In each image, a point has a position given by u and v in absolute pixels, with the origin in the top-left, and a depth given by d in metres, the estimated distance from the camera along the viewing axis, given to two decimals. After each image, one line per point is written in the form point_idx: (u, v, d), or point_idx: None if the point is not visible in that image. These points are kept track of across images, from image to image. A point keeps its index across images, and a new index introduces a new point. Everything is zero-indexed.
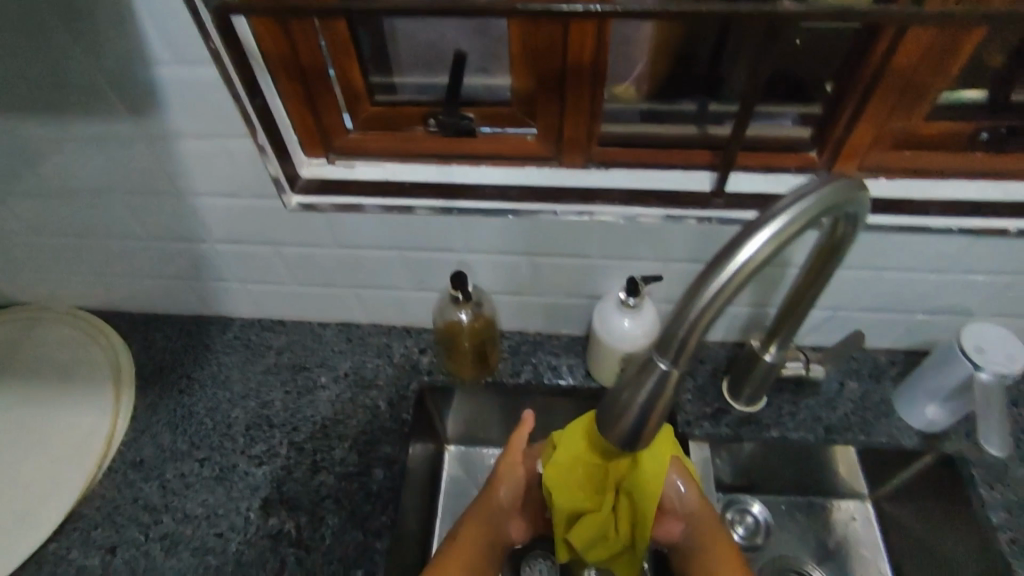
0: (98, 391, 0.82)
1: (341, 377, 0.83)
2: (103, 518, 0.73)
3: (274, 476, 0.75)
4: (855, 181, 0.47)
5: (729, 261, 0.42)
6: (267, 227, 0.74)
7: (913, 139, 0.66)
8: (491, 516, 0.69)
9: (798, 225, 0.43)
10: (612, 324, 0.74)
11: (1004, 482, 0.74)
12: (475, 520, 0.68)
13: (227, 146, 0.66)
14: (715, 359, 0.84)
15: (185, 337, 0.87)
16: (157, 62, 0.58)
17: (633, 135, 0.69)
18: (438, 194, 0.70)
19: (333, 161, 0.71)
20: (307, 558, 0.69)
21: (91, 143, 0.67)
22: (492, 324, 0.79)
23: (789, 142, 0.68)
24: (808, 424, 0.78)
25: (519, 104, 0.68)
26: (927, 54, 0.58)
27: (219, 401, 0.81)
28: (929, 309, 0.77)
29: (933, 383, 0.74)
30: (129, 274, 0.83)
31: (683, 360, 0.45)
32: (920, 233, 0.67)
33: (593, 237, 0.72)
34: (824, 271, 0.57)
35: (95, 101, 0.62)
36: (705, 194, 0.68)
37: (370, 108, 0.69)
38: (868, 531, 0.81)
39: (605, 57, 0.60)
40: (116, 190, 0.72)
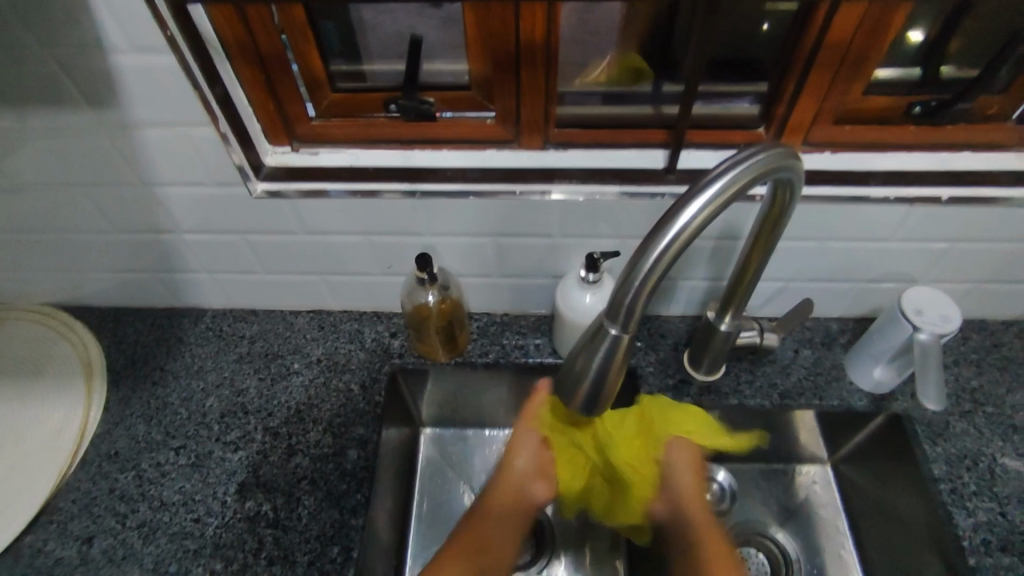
0: (69, 385, 0.82)
1: (313, 362, 0.84)
2: (79, 510, 0.74)
3: (250, 461, 0.76)
4: (787, 149, 0.51)
5: (669, 228, 0.46)
6: (235, 216, 0.75)
7: (852, 113, 0.70)
8: (509, 489, 0.73)
9: (731, 191, 0.47)
10: (574, 301, 0.76)
11: (945, 437, 0.78)
12: (493, 496, 0.73)
13: (189, 135, 0.67)
14: (676, 333, 0.87)
15: (156, 330, 0.88)
16: (116, 52, 0.59)
17: (589, 117, 0.72)
18: (401, 177, 0.72)
19: (297, 148, 0.73)
20: (285, 538, 0.70)
21: (53, 137, 0.67)
22: (459, 306, 0.81)
23: (737, 119, 0.71)
24: (764, 390, 0.81)
25: (478, 88, 0.70)
26: (859, 30, 0.61)
27: (193, 390, 0.82)
28: (874, 275, 0.81)
29: (878, 346, 0.78)
30: (97, 268, 0.84)
31: (633, 326, 0.49)
32: (860, 204, 0.71)
33: (553, 217, 0.74)
34: (769, 239, 0.60)
35: (55, 93, 0.63)
36: (657, 170, 0.71)
37: (331, 95, 0.70)
38: (827, 492, 0.85)
39: (556, 38, 0.63)
40: (79, 184, 0.72)
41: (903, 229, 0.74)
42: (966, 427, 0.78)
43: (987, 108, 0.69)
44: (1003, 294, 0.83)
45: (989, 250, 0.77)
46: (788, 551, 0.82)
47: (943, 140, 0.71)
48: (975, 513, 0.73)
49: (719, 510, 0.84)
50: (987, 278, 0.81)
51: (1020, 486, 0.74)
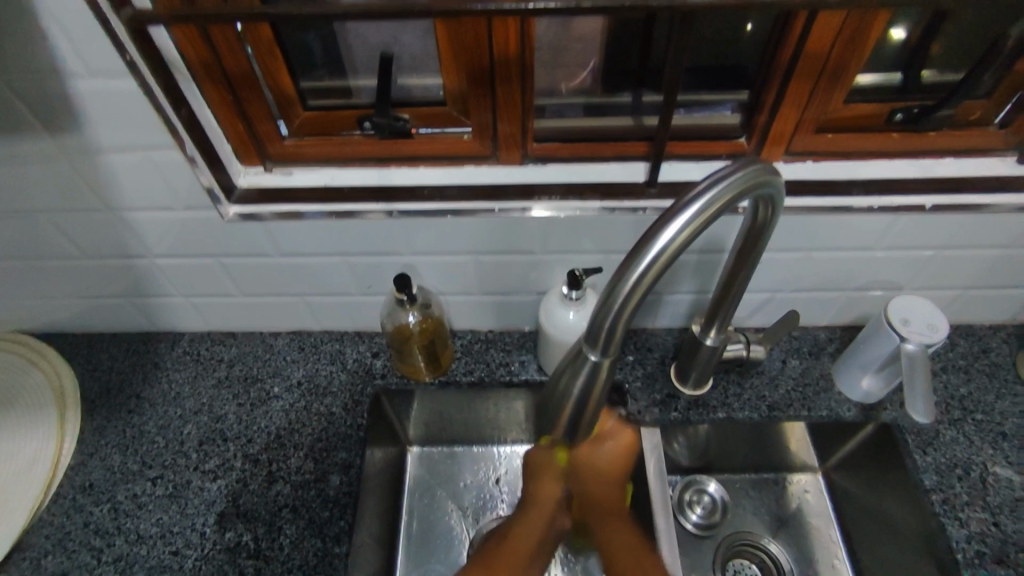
0: (41, 416, 0.80)
1: (294, 385, 0.82)
2: (52, 546, 0.71)
3: (229, 489, 0.74)
4: (767, 166, 0.50)
5: (649, 249, 0.45)
6: (208, 239, 0.73)
7: (834, 122, 0.69)
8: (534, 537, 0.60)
9: (712, 209, 0.46)
10: (558, 318, 0.75)
11: (935, 446, 0.77)
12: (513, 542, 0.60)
13: (157, 159, 0.65)
14: (664, 346, 0.86)
15: (132, 355, 0.86)
16: (77, 77, 0.58)
17: (569, 131, 0.71)
18: (377, 197, 0.70)
19: (270, 169, 0.71)
20: (266, 569, 0.69)
21: (16, 162, 0.65)
22: (443, 325, 0.81)
23: (719, 130, 0.70)
24: (752, 403, 0.80)
25: (454, 105, 0.68)
26: (839, 38, 0.60)
27: (171, 418, 0.80)
28: (860, 284, 0.81)
29: (866, 356, 0.77)
30: (65, 293, 0.81)
31: (613, 350, 0.48)
32: (844, 214, 0.70)
33: (534, 233, 0.73)
34: (751, 254, 0.60)
35: (12, 118, 0.61)
36: (638, 184, 0.70)
37: (303, 113, 0.68)
38: (819, 501, 0.84)
39: (530, 50, 0.62)
40: (40, 209, 0.70)
41: (888, 237, 0.74)
42: (955, 435, 0.78)
43: (972, 113, 0.68)
44: (990, 299, 0.83)
45: (974, 256, 0.76)
46: (782, 563, 0.81)
47: (926, 147, 0.70)
48: (967, 524, 0.72)
49: (711, 522, 0.83)
50: (972, 285, 0.81)
51: (1011, 495, 0.74)
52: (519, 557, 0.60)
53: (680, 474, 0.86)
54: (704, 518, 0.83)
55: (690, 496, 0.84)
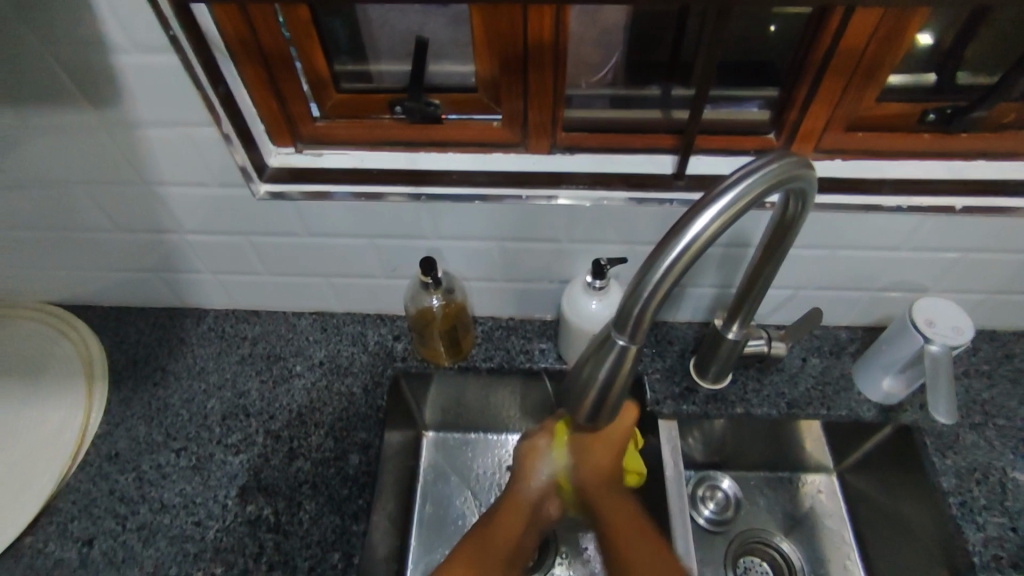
0: (70, 385, 0.82)
1: (316, 365, 0.83)
2: (78, 512, 0.73)
3: (251, 463, 0.75)
4: (801, 158, 0.50)
5: (681, 239, 0.46)
6: (237, 217, 0.74)
7: (864, 121, 0.69)
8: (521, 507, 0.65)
9: (745, 200, 0.47)
10: (581, 308, 0.75)
11: (955, 449, 0.77)
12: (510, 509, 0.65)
13: (191, 135, 0.66)
14: (684, 339, 0.86)
15: (158, 330, 0.87)
16: (118, 51, 0.59)
17: (598, 121, 0.71)
18: (406, 181, 0.71)
19: (301, 149, 0.73)
20: (286, 543, 0.69)
21: (51, 133, 0.66)
22: (465, 309, 0.80)
23: (747, 125, 0.70)
24: (771, 400, 0.80)
25: (485, 91, 0.69)
26: (875, 36, 0.60)
27: (195, 392, 0.81)
28: (885, 285, 0.80)
29: (888, 355, 0.77)
30: (95, 267, 0.83)
31: (641, 337, 0.49)
32: (873, 212, 0.70)
33: (560, 221, 0.73)
34: (781, 246, 0.59)
35: (55, 91, 0.62)
36: (666, 176, 0.70)
37: (336, 95, 0.69)
38: (832, 501, 0.85)
39: (565, 38, 0.62)
40: (76, 181, 0.71)
41: (915, 238, 0.73)
42: (976, 439, 0.77)
43: (1005, 115, 0.67)
44: (1017, 304, 0.82)
45: (1002, 260, 0.76)
46: (793, 561, 0.82)
47: (958, 149, 0.69)
48: (985, 528, 0.72)
49: (724, 519, 0.84)
50: (999, 289, 0.80)
51: None
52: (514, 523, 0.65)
53: (694, 468, 0.87)
54: (716, 513, 0.84)
55: (703, 491, 0.85)
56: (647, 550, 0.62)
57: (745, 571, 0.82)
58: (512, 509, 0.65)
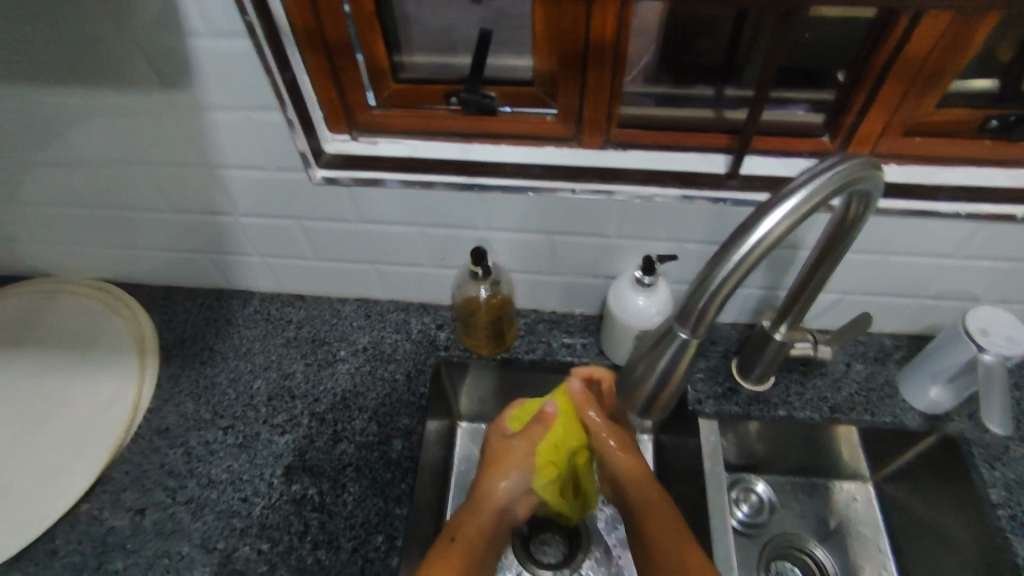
0: (122, 360, 0.84)
1: (359, 350, 0.84)
2: (131, 483, 0.75)
3: (296, 444, 0.76)
4: (868, 159, 0.50)
5: (746, 238, 0.46)
6: (291, 201, 0.76)
7: (921, 126, 0.68)
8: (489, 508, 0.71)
9: (814, 200, 0.46)
10: (627, 303, 0.75)
11: (1004, 461, 0.76)
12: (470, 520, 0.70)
13: (255, 119, 0.67)
14: (727, 340, 0.86)
15: (206, 310, 0.89)
16: (193, 35, 0.60)
17: (652, 118, 0.71)
18: (460, 171, 0.72)
19: (356, 137, 0.73)
20: (330, 523, 0.70)
21: (119, 113, 0.68)
22: (510, 301, 0.82)
23: (802, 127, 0.70)
24: (814, 403, 0.80)
25: (542, 85, 0.70)
26: (941, 41, 0.59)
27: (241, 372, 0.83)
28: (934, 293, 0.80)
29: (936, 364, 0.76)
30: (149, 245, 0.85)
31: (703, 331, 0.49)
32: (929, 218, 0.69)
33: (610, 216, 0.73)
34: (838, 248, 0.59)
35: (128, 73, 0.64)
36: (719, 176, 0.70)
37: (393, 84, 0.70)
38: (868, 510, 0.83)
39: (627, 34, 0.62)
40: (139, 161, 0.73)
41: (970, 246, 0.72)
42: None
43: None
44: None
45: None
46: (827, 568, 0.81)
47: (1020, 157, 0.68)
48: None
49: (756, 522, 0.83)
50: None
51: None
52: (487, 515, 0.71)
53: (728, 470, 0.86)
54: (749, 516, 0.83)
55: (736, 494, 0.84)
56: (675, 540, 0.68)
57: None
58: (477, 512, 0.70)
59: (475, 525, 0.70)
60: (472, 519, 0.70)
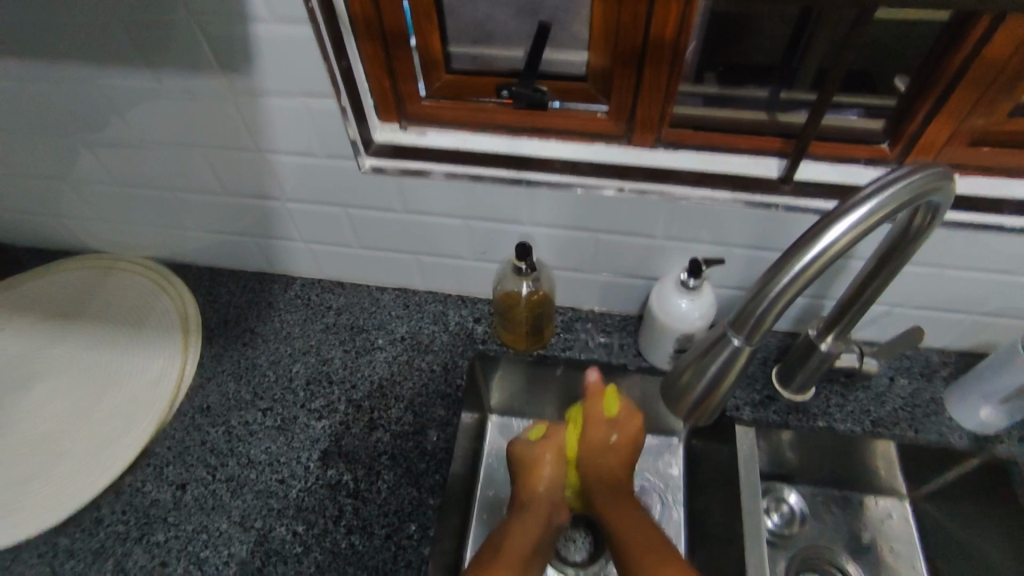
0: (167, 337, 0.86)
1: (397, 340, 0.85)
2: (173, 458, 0.76)
3: (333, 429, 0.77)
4: (940, 169, 0.48)
5: (810, 249, 0.45)
6: (337, 188, 0.76)
7: (989, 136, 0.65)
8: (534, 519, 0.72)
9: (884, 211, 0.45)
10: (670, 305, 0.74)
11: None
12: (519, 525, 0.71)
13: (310, 106, 0.68)
14: (767, 348, 0.85)
15: (249, 293, 0.91)
16: (256, 20, 0.60)
17: (705, 119, 0.70)
18: (508, 165, 0.71)
19: (406, 127, 0.74)
20: (364, 509, 0.71)
21: (180, 96, 0.69)
22: (550, 298, 0.81)
23: (860, 133, 0.68)
24: (855, 417, 0.80)
25: (594, 81, 0.69)
26: (1020, 47, 0.57)
27: (281, 355, 0.84)
28: (989, 311, 0.77)
29: (990, 383, 0.75)
30: (198, 227, 0.87)
31: (757, 338, 0.50)
32: (992, 233, 0.67)
33: (656, 216, 0.72)
34: (896, 260, 0.57)
35: (190, 56, 0.64)
36: (773, 180, 0.69)
37: (444, 76, 0.70)
38: (904, 528, 0.80)
39: (687, 34, 0.61)
40: (194, 143, 0.74)
41: None
42: None
43: None
44: None
45: None
46: None
47: None
48: None
49: (786, 532, 0.81)
50: None
51: None
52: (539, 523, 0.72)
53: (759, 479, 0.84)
54: (778, 526, 0.81)
55: (767, 503, 0.83)
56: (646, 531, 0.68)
57: None
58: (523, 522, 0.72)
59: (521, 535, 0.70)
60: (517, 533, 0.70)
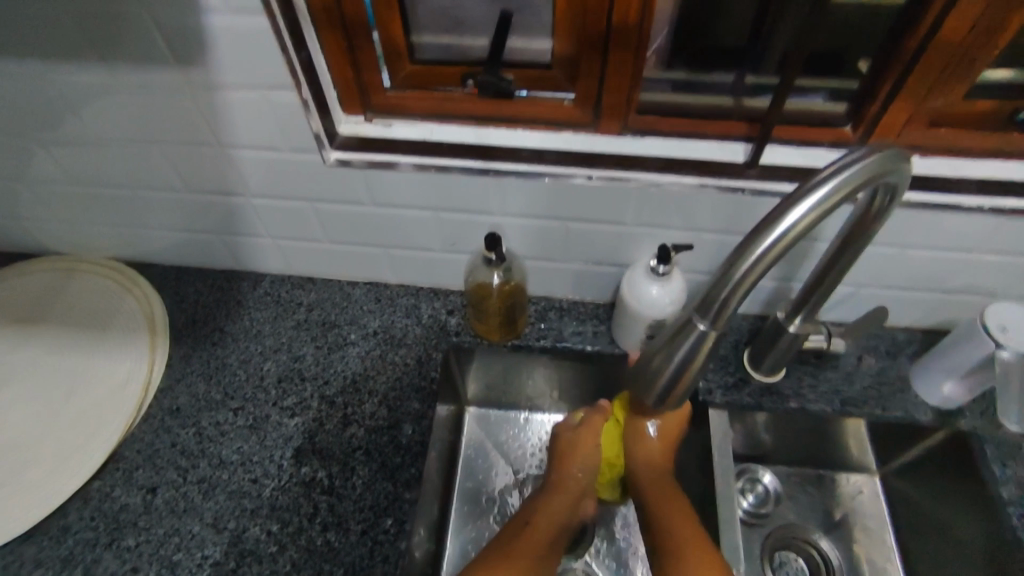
0: (133, 340, 0.84)
1: (370, 334, 0.84)
2: (142, 461, 0.75)
3: (306, 427, 0.76)
4: (898, 151, 0.49)
5: (769, 233, 0.45)
6: (303, 183, 0.75)
7: (948, 117, 0.67)
8: (565, 491, 0.74)
9: (840, 193, 0.46)
10: (641, 292, 0.74)
11: (1015, 459, 0.75)
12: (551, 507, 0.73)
13: (270, 99, 0.66)
14: (737, 332, 0.86)
15: (217, 291, 0.89)
16: (207, 11, 0.59)
17: (671, 104, 0.70)
18: (475, 155, 0.71)
19: (371, 119, 0.73)
20: (339, 506, 0.71)
21: (135, 91, 0.67)
22: (522, 288, 0.80)
23: (823, 116, 0.69)
24: (826, 395, 0.80)
25: (560, 68, 0.69)
26: (976, 28, 0.58)
27: (252, 353, 0.83)
28: (951, 289, 0.79)
29: (952, 360, 0.75)
30: (163, 226, 0.85)
31: (722, 323, 0.49)
32: (952, 212, 0.68)
33: (625, 204, 0.73)
34: (858, 242, 0.58)
35: (143, 50, 0.63)
36: (738, 165, 0.70)
37: (409, 65, 0.69)
38: (873, 503, 0.84)
39: (649, 20, 0.60)
40: (153, 139, 0.73)
41: (991, 240, 0.71)
42: None
43: None
44: None
45: None
46: (831, 559, 0.81)
47: None
48: None
49: (761, 512, 0.83)
50: None
51: None
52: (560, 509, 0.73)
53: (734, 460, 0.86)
54: (754, 506, 0.83)
55: (743, 484, 0.84)
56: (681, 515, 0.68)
57: (779, 565, 0.81)
58: (558, 490, 0.74)
59: (547, 515, 0.72)
60: (547, 505, 0.73)
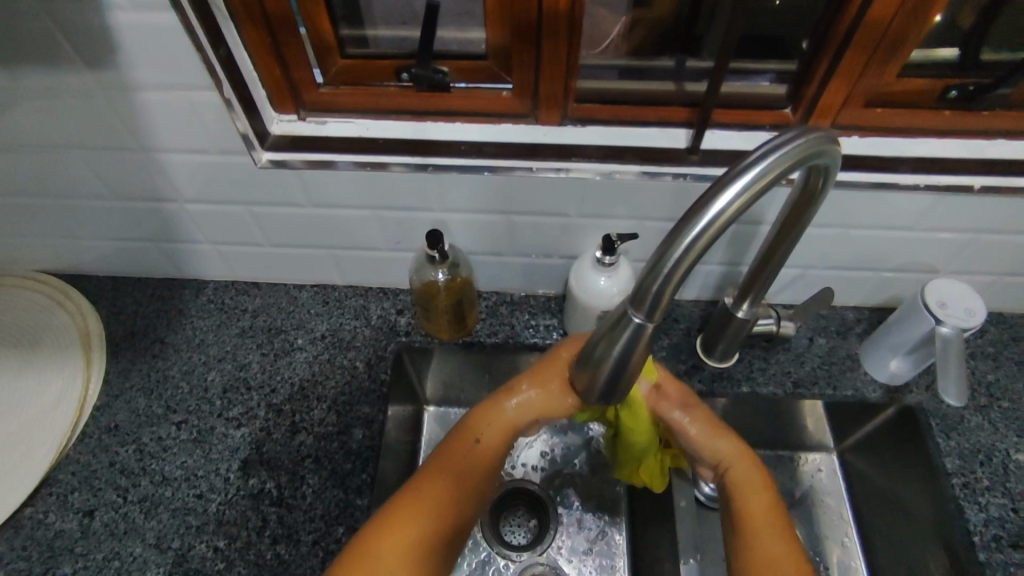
0: (66, 357, 0.80)
1: (318, 338, 0.82)
2: (78, 484, 0.72)
3: (252, 438, 0.74)
4: (826, 134, 0.48)
5: (701, 218, 0.44)
6: (237, 186, 0.72)
7: (883, 96, 0.66)
8: (493, 424, 0.62)
9: (769, 175, 0.45)
10: (588, 282, 0.74)
11: (958, 431, 0.76)
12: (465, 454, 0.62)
13: (192, 100, 0.63)
14: (689, 318, 0.86)
15: (157, 301, 0.86)
16: (115, 9, 0.56)
17: (611, 92, 0.69)
18: (413, 151, 0.69)
19: (304, 117, 0.70)
20: (290, 517, 0.69)
21: (47, 96, 0.64)
22: (470, 283, 0.79)
23: (764, 99, 0.68)
24: (777, 378, 0.80)
25: (495, 60, 0.66)
26: (903, 7, 0.58)
27: (195, 364, 0.80)
28: (895, 266, 0.79)
29: (896, 338, 0.77)
30: (96, 235, 0.81)
31: (658, 316, 0.47)
32: (891, 190, 0.69)
33: (569, 195, 0.72)
34: (799, 225, 0.58)
35: (52, 52, 0.59)
36: (680, 151, 0.69)
37: (340, 61, 0.66)
38: (832, 480, 0.83)
39: (581, 6, 0.59)
40: (72, 146, 0.69)
41: (929, 216, 0.72)
42: (980, 421, 0.77)
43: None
44: None
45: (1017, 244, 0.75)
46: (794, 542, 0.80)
47: (979, 127, 0.68)
48: (986, 508, 0.72)
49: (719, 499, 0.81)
50: (1011, 272, 0.79)
51: None
52: (478, 464, 0.62)
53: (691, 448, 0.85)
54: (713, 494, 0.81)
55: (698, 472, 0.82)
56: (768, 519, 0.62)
57: None
58: (465, 433, 0.63)
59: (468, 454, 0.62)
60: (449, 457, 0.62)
